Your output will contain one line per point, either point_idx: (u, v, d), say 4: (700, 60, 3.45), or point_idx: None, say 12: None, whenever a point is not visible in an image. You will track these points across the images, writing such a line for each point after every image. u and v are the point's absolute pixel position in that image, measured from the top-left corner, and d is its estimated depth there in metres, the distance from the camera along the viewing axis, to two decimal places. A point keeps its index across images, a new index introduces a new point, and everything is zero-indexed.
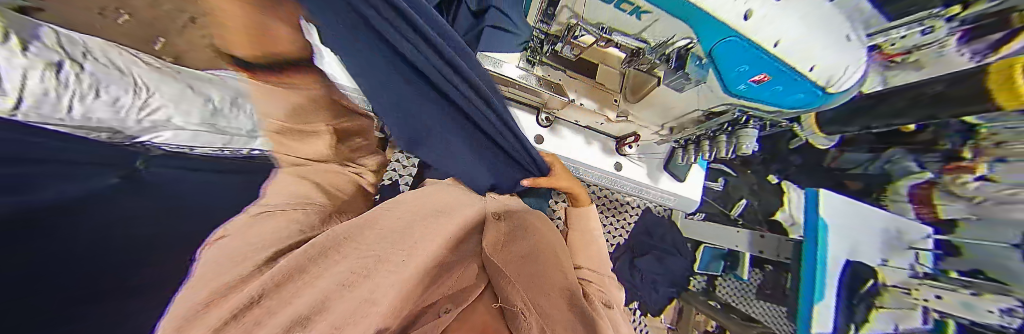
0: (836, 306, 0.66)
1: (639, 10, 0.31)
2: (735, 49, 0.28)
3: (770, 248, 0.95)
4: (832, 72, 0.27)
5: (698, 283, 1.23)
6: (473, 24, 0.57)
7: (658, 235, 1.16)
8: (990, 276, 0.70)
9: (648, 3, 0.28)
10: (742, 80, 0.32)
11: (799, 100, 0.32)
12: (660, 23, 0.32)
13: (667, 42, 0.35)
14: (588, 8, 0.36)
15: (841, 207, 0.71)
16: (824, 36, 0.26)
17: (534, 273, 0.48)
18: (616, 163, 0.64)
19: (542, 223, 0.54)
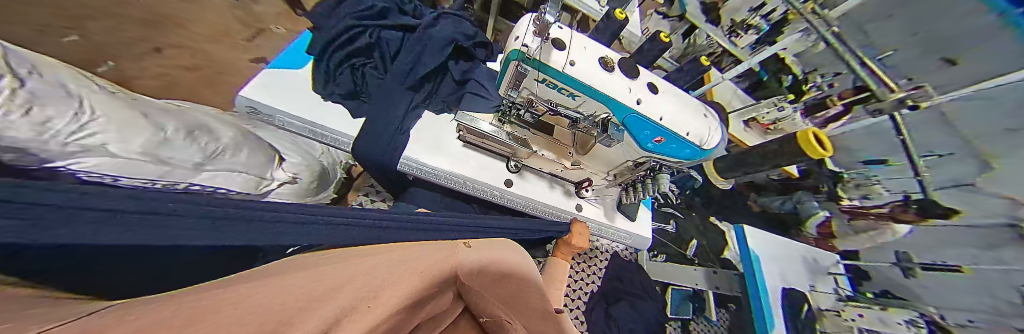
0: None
1: (572, 94, 0.46)
2: (637, 121, 0.44)
3: (723, 284, 1.04)
4: (698, 136, 0.45)
5: (675, 328, 1.19)
6: (456, 89, 0.71)
7: (628, 279, 1.18)
8: (896, 294, 0.98)
9: (578, 91, 0.45)
10: (649, 140, 0.46)
11: (688, 153, 0.47)
12: (588, 103, 0.46)
13: (596, 113, 0.47)
14: (540, 89, 0.47)
15: (764, 239, 0.85)
16: (678, 116, 0.45)
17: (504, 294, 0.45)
18: (576, 205, 0.70)
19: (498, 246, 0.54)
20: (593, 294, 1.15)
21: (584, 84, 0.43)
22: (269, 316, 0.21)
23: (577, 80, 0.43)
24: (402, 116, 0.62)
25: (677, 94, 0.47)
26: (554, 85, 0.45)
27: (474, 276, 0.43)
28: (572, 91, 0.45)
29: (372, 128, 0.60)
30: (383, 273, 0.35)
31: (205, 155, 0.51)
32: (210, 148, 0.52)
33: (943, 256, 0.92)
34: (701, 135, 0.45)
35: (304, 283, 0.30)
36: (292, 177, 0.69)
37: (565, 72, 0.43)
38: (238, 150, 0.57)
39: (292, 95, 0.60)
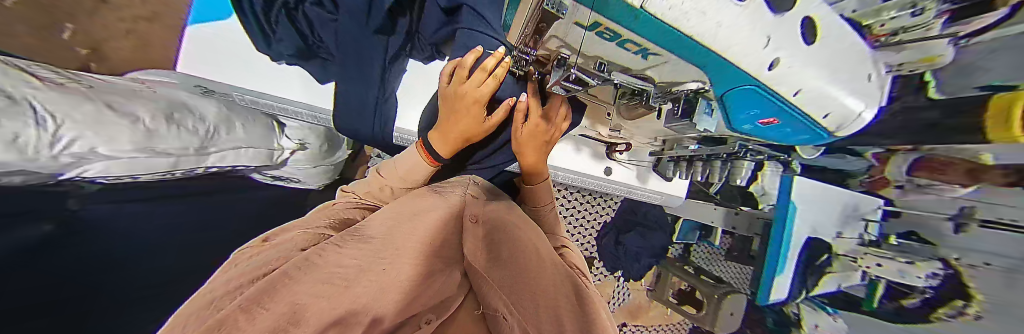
0: (790, 277, 0.74)
1: (648, 53, 0.25)
2: (743, 99, 0.26)
3: (742, 225, 0.99)
4: (842, 120, 0.28)
5: (676, 250, 1.38)
6: (448, 25, 0.47)
7: (641, 213, 1.24)
8: (921, 237, 0.73)
9: (657, 47, 0.22)
10: (750, 120, 0.30)
11: (804, 139, 0.32)
12: (666, 66, 0.28)
13: (677, 82, 0.32)
14: (588, 38, 0.27)
15: (816, 189, 0.72)
16: (834, 84, 0.25)
17: (520, 277, 0.31)
18: (606, 168, 0.70)
19: (525, 223, 0.47)
20: (606, 224, 1.28)
21: (685, 35, 0.18)
22: (307, 266, 0.23)
23: (680, 32, 0.18)
24: (379, 76, 0.49)
25: (852, 40, 0.24)
26: (613, 34, 0.23)
27: (489, 253, 0.35)
28: (646, 46, 0.23)
29: (348, 95, 0.50)
30: (395, 244, 0.31)
31: (201, 138, 0.53)
32: (201, 129, 0.54)
33: (1018, 205, 0.57)
34: (848, 117, 0.27)
35: (331, 254, 0.26)
36: (300, 144, 0.77)
37: (645, 14, 0.17)
38: (230, 127, 0.61)
39: (244, 69, 0.56)
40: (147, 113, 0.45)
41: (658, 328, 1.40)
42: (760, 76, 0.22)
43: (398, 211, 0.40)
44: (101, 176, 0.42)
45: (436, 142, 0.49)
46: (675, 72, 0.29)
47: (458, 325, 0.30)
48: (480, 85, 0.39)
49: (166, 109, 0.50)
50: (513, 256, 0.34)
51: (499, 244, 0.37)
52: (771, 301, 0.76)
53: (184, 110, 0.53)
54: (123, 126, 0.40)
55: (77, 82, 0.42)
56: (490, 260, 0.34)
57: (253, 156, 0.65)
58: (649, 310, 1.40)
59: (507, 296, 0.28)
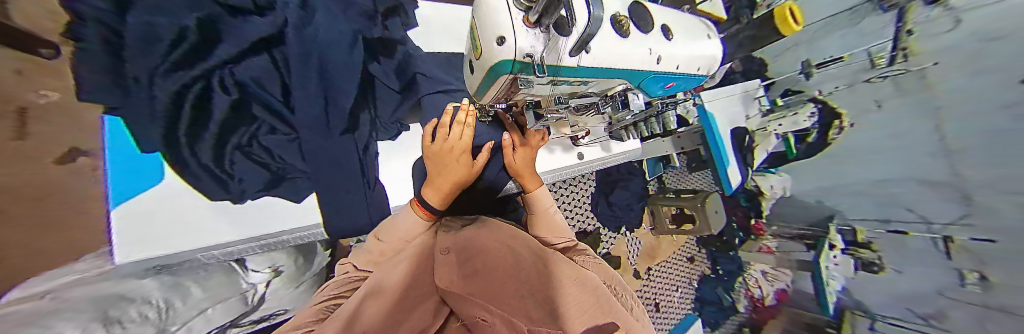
0: (735, 163, 0.94)
1: (582, 83, 0.41)
2: (653, 81, 0.47)
3: (687, 142, 1.19)
4: (706, 58, 0.52)
5: (654, 186, 1.56)
6: (404, 100, 0.57)
7: (615, 170, 1.41)
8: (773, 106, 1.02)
9: (587, 81, 0.41)
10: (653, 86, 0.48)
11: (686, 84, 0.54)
12: (598, 84, 0.43)
13: (609, 88, 0.47)
14: (549, 88, 0.40)
15: (717, 96, 0.93)
16: (686, 53, 0.47)
17: (497, 287, 0.34)
18: (579, 153, 0.80)
19: (492, 233, 0.49)
20: (593, 193, 1.39)
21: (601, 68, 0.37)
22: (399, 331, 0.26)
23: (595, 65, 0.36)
24: (359, 168, 0.49)
25: (685, 17, 0.50)
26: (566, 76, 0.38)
27: (460, 272, 0.39)
28: (582, 82, 0.41)
29: (330, 199, 0.49)
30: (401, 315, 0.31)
31: (162, 319, 0.45)
32: (161, 305, 0.45)
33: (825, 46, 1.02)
34: (705, 59, 0.52)
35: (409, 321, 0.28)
36: (274, 269, 0.70)
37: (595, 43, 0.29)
38: (186, 291, 0.51)
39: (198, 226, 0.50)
40: (129, 311, 0.39)
41: (674, 256, 1.57)
42: (653, 67, 0.43)
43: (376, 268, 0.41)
44: None
45: (429, 199, 0.47)
46: (605, 82, 0.44)
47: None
48: (460, 136, 0.43)
49: (111, 295, 0.40)
50: (489, 273, 0.37)
51: (470, 260, 0.41)
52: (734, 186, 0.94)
53: (133, 292, 0.43)
54: (89, 318, 0.32)
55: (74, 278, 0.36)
56: (465, 279, 0.37)
57: (224, 312, 0.58)
58: (660, 245, 1.56)
59: (488, 298, 0.32)
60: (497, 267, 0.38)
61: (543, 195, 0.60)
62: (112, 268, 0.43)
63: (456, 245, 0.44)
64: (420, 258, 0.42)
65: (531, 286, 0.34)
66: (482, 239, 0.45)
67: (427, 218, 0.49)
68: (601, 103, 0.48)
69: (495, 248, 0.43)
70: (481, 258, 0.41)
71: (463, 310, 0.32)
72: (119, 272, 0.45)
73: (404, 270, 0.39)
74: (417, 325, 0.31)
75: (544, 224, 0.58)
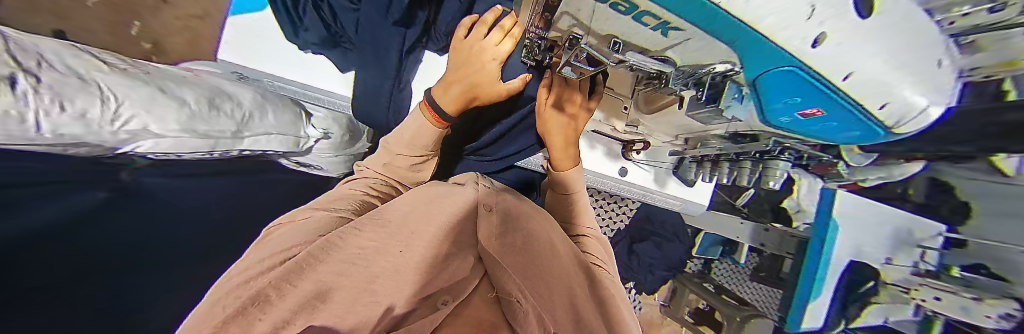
0: (827, 303, 0.66)
1: (668, 27, 0.22)
2: (782, 81, 0.22)
3: (772, 242, 0.89)
4: (917, 109, 0.24)
5: (695, 265, 1.27)
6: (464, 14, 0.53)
7: (659, 222, 1.19)
8: (995, 273, 0.58)
9: (676, 18, 0.19)
10: (788, 111, 0.28)
11: (854, 136, 0.28)
12: (689, 44, 0.25)
13: (702, 64, 0.30)
14: (598, 16, 0.27)
15: (860, 204, 0.64)
16: (903, 61, 0.19)
17: (534, 267, 0.29)
18: (621, 168, 0.75)
19: (537, 214, 0.45)
20: (619, 231, 1.20)
21: (717, 7, 0.14)
22: (332, 243, 0.27)
23: (713, 5, 0.14)
24: (396, 64, 0.57)
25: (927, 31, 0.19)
26: (639, 18, 0.23)
27: (502, 238, 0.32)
28: (666, 18, 0.20)
29: (366, 81, 0.58)
30: (406, 228, 0.31)
31: (237, 122, 0.57)
32: (237, 115, 0.57)
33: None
34: (914, 112, 0.24)
35: (345, 238, 0.29)
36: (325, 133, 0.77)
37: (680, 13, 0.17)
38: (263, 113, 0.63)
39: (264, 56, 0.63)
40: (192, 97, 0.50)
41: None
42: (800, 55, 0.18)
43: (415, 197, 0.39)
44: (153, 152, 0.46)
45: (444, 100, 0.48)
46: (698, 51, 0.26)
47: (472, 312, 0.24)
48: (498, 43, 0.44)
49: (210, 95, 0.54)
50: (526, 246, 0.32)
51: (512, 231, 0.34)
52: (804, 330, 0.68)
53: (224, 97, 0.57)
54: (170, 107, 0.45)
55: (140, 70, 0.47)
56: (505, 246, 0.31)
57: (282, 142, 0.67)
58: (663, 328, 1.32)
59: (525, 280, 0.26)
60: (535, 251, 0.32)
61: (575, 183, 0.56)
62: (199, 80, 0.58)
63: (503, 206, 0.40)
64: (468, 197, 0.39)
65: (565, 292, 0.28)
66: (528, 216, 0.41)
67: (438, 124, 0.49)
68: (674, 76, 0.35)
69: (540, 234, 0.37)
70: (524, 235, 0.34)
71: (498, 283, 0.26)
72: (160, 69, 0.54)
73: (441, 212, 0.34)
74: (451, 278, 0.25)
75: (583, 215, 0.55)
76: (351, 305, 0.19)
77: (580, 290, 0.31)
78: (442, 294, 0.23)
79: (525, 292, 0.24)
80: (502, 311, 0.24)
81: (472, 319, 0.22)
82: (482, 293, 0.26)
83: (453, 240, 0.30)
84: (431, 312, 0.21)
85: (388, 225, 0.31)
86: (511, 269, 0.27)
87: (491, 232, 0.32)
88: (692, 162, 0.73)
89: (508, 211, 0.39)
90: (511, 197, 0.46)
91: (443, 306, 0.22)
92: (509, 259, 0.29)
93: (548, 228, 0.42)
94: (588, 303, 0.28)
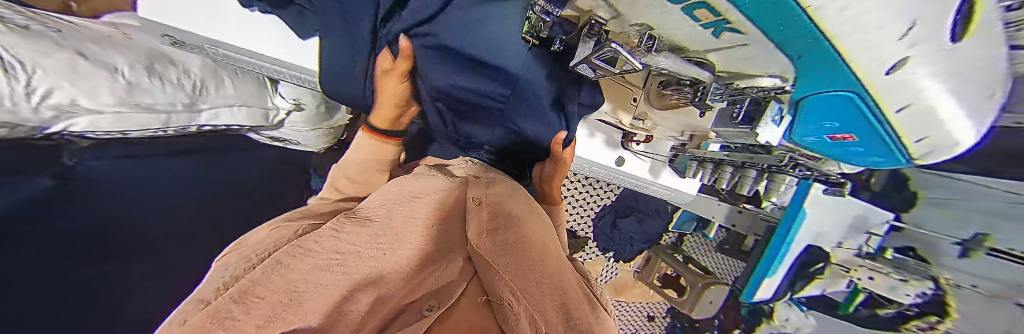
0: (779, 280, 0.75)
1: (725, 28, 0.20)
2: (832, 101, 0.24)
3: (743, 223, 0.97)
4: (944, 149, 0.25)
5: (669, 238, 1.38)
6: None
7: (643, 200, 1.24)
8: (919, 254, 0.68)
9: (740, 16, 0.17)
10: (820, 133, 0.32)
11: (876, 160, 0.31)
12: (740, 50, 0.23)
13: (753, 81, 0.28)
14: (630, 3, 0.23)
15: (833, 200, 0.67)
16: (967, 99, 0.19)
17: (525, 265, 0.29)
18: (618, 156, 0.74)
19: (527, 208, 0.45)
20: (606, 206, 1.27)
21: (799, 11, 0.14)
22: (305, 250, 0.26)
23: (795, 6, 0.13)
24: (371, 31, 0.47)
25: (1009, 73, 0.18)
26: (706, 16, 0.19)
27: (493, 235, 0.31)
28: (726, 17, 0.18)
29: (336, 48, 0.50)
30: (390, 228, 0.30)
31: (188, 94, 0.50)
32: (186, 83, 0.50)
33: None
34: (944, 147, 0.25)
35: (323, 241, 0.27)
36: (296, 105, 0.68)
37: (802, 13, 0.13)
38: (219, 82, 0.56)
39: (208, 20, 0.52)
40: (124, 62, 0.42)
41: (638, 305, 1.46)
42: (871, 76, 0.18)
43: (397, 194, 0.38)
44: (91, 132, 0.41)
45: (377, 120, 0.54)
46: (749, 60, 0.24)
47: (461, 316, 0.20)
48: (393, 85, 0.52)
49: (145, 59, 0.46)
50: (518, 244, 0.31)
51: (504, 228, 0.33)
52: (755, 299, 0.79)
53: (165, 62, 0.49)
54: (100, 76, 0.38)
55: (47, 23, 0.38)
56: (495, 243, 0.30)
57: (247, 116, 0.61)
58: (633, 288, 1.44)
59: (513, 278, 0.25)
60: (525, 250, 0.32)
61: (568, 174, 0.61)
62: (129, 41, 0.49)
63: (492, 201, 0.40)
64: (454, 194, 0.38)
65: (557, 294, 0.27)
66: (518, 211, 0.41)
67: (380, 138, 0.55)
68: (714, 91, 0.34)
69: (532, 234, 0.37)
70: (518, 236, 0.34)
71: (491, 287, 0.24)
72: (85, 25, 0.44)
73: (422, 211, 0.32)
74: (435, 282, 0.23)
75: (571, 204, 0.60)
76: (321, 304, 0.18)
77: (568, 284, 0.31)
78: (427, 300, 0.20)
79: (517, 293, 0.23)
80: (495, 315, 0.21)
81: (463, 324, 0.19)
82: (473, 297, 0.23)
83: (440, 242, 0.29)
84: (415, 318, 0.18)
85: (367, 230, 0.30)
86: (501, 268, 0.26)
87: (478, 232, 0.31)
88: (692, 158, 0.76)
89: (498, 208, 0.38)
90: (507, 192, 0.45)
91: (430, 313, 0.19)
92: (501, 257, 0.28)
93: (534, 221, 0.42)
94: (582, 306, 0.28)
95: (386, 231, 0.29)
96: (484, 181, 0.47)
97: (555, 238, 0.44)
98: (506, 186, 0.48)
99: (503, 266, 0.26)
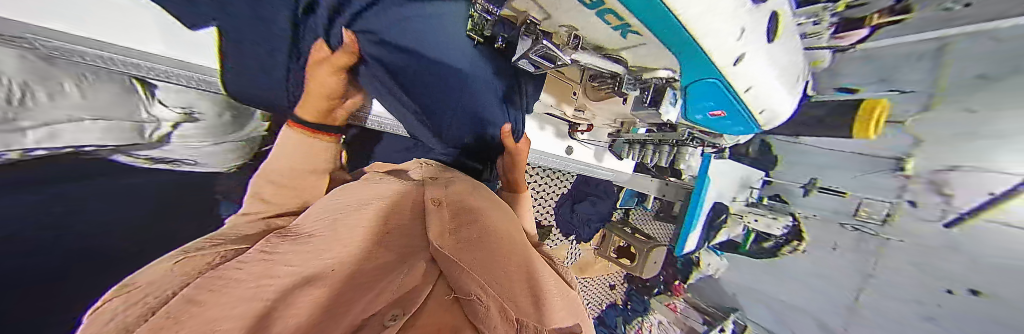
0: (699, 234, 0.94)
1: (628, 30, 0.24)
2: (704, 88, 0.29)
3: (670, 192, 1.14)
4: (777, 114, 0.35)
5: (618, 215, 1.58)
6: None
7: (594, 184, 1.39)
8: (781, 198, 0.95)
9: (637, 22, 0.21)
10: (702, 113, 0.37)
11: (740, 130, 0.41)
12: (642, 50, 0.28)
13: (650, 73, 0.35)
14: (555, 7, 0.25)
15: (724, 167, 0.86)
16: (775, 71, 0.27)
17: (491, 256, 0.30)
18: (567, 146, 0.83)
19: (489, 201, 0.46)
20: (564, 195, 1.36)
21: (678, 20, 0.17)
22: (220, 275, 0.22)
23: (673, 16, 0.17)
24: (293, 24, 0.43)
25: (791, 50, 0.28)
26: (613, 17, 0.22)
27: (455, 234, 0.31)
28: (628, 22, 0.22)
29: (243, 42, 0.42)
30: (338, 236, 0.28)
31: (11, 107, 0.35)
32: (5, 92, 0.35)
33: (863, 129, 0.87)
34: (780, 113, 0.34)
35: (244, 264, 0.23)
36: (190, 113, 0.56)
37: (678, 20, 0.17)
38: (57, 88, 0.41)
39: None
40: None
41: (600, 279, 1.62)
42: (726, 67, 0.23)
43: (340, 205, 0.35)
44: None
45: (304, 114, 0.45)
46: (650, 56, 0.29)
47: (429, 320, 0.19)
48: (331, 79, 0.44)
49: None
50: (482, 238, 0.32)
51: (466, 225, 0.34)
52: (684, 253, 0.96)
53: None
54: None
55: None
56: (458, 241, 0.30)
57: (111, 132, 0.48)
58: (595, 265, 1.59)
59: (478, 273, 0.25)
60: (487, 242, 0.32)
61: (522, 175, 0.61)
62: None
63: (451, 200, 0.40)
64: (407, 201, 0.37)
65: (521, 277, 0.29)
66: (480, 205, 0.42)
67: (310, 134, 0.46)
68: (628, 80, 0.38)
69: (493, 224, 0.37)
70: (478, 230, 0.34)
71: (459, 285, 0.24)
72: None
73: (367, 220, 0.30)
74: (396, 290, 0.21)
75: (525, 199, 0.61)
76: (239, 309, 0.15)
77: (534, 264, 0.34)
78: (388, 311, 0.18)
79: (485, 286, 0.24)
80: (465, 312, 0.22)
81: (431, 327, 0.18)
82: (439, 297, 0.23)
83: (397, 249, 0.28)
84: (378, 331, 0.16)
85: (308, 244, 0.27)
86: (467, 265, 0.26)
87: (438, 235, 0.30)
88: (625, 141, 0.84)
89: (457, 206, 0.38)
90: (466, 188, 0.46)
91: (393, 322, 0.17)
92: (467, 253, 0.28)
93: (497, 212, 0.44)
94: (545, 281, 0.31)
95: (332, 242, 0.27)
96: (441, 181, 0.46)
97: (518, 226, 0.46)
98: (463, 182, 0.48)
99: (471, 262, 0.27)
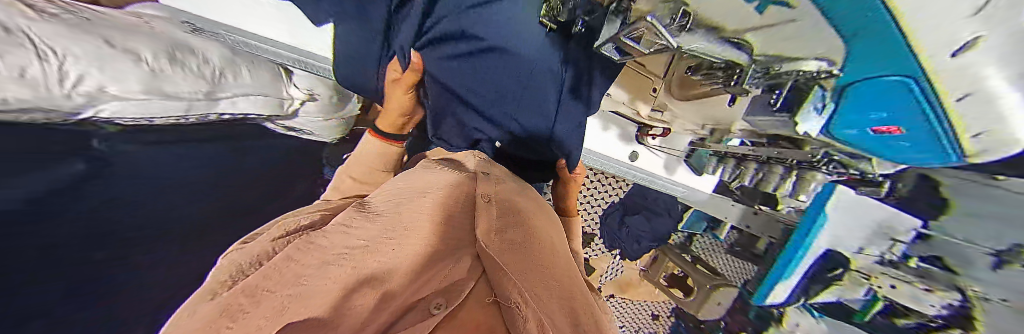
0: (793, 284, 0.73)
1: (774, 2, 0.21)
2: (884, 89, 0.24)
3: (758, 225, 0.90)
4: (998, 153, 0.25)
5: (678, 237, 1.36)
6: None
7: (652, 198, 1.23)
8: None
9: None
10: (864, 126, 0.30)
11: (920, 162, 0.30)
12: (786, 28, 0.24)
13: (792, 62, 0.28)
14: None
15: None
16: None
17: (534, 265, 0.29)
18: (632, 152, 0.76)
19: (535, 205, 0.45)
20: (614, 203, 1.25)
21: None
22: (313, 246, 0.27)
23: None
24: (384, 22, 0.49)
25: None
26: None
27: (502, 233, 0.32)
28: None
29: (349, 43, 0.51)
30: (401, 222, 0.31)
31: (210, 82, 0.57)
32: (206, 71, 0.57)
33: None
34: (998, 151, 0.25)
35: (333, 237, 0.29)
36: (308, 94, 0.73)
37: None
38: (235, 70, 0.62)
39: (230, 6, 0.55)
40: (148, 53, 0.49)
41: (643, 303, 1.45)
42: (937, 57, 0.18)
43: (407, 188, 0.39)
44: (117, 117, 0.50)
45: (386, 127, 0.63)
46: (790, 40, 0.25)
47: (469, 316, 0.20)
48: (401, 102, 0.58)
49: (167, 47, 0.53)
50: (527, 244, 0.32)
51: (514, 228, 0.34)
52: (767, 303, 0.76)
53: (186, 50, 0.55)
54: (125, 63, 0.46)
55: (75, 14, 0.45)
56: (506, 241, 0.31)
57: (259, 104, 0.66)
58: (639, 287, 1.43)
59: (525, 279, 0.25)
60: (535, 249, 0.32)
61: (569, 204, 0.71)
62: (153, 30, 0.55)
63: (499, 198, 0.40)
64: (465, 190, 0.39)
65: (568, 297, 0.26)
66: (528, 210, 0.41)
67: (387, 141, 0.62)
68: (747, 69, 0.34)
69: (539, 230, 0.37)
70: (525, 234, 0.34)
71: (501, 287, 0.23)
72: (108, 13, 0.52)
73: (430, 204, 0.33)
74: (443, 280, 0.23)
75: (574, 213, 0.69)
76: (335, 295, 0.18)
77: (577, 284, 0.31)
78: (435, 298, 0.21)
79: (526, 294, 0.22)
80: (505, 320, 0.21)
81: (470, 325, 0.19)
82: (480, 299, 0.23)
83: (450, 239, 0.29)
84: (425, 317, 0.19)
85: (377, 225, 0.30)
86: (510, 267, 0.26)
87: (488, 230, 0.31)
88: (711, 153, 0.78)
89: (506, 207, 0.38)
90: (514, 191, 0.46)
91: (437, 312, 0.19)
92: (512, 256, 0.28)
93: (544, 221, 0.43)
94: (592, 307, 0.27)
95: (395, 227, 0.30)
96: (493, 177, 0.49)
97: (563, 237, 0.44)
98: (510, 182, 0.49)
99: (517, 266, 0.27)
